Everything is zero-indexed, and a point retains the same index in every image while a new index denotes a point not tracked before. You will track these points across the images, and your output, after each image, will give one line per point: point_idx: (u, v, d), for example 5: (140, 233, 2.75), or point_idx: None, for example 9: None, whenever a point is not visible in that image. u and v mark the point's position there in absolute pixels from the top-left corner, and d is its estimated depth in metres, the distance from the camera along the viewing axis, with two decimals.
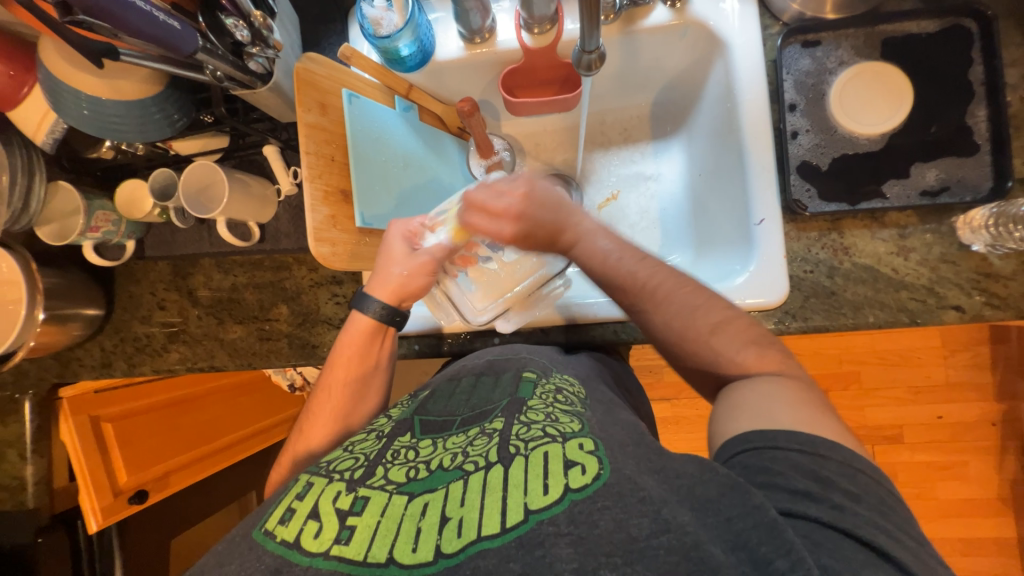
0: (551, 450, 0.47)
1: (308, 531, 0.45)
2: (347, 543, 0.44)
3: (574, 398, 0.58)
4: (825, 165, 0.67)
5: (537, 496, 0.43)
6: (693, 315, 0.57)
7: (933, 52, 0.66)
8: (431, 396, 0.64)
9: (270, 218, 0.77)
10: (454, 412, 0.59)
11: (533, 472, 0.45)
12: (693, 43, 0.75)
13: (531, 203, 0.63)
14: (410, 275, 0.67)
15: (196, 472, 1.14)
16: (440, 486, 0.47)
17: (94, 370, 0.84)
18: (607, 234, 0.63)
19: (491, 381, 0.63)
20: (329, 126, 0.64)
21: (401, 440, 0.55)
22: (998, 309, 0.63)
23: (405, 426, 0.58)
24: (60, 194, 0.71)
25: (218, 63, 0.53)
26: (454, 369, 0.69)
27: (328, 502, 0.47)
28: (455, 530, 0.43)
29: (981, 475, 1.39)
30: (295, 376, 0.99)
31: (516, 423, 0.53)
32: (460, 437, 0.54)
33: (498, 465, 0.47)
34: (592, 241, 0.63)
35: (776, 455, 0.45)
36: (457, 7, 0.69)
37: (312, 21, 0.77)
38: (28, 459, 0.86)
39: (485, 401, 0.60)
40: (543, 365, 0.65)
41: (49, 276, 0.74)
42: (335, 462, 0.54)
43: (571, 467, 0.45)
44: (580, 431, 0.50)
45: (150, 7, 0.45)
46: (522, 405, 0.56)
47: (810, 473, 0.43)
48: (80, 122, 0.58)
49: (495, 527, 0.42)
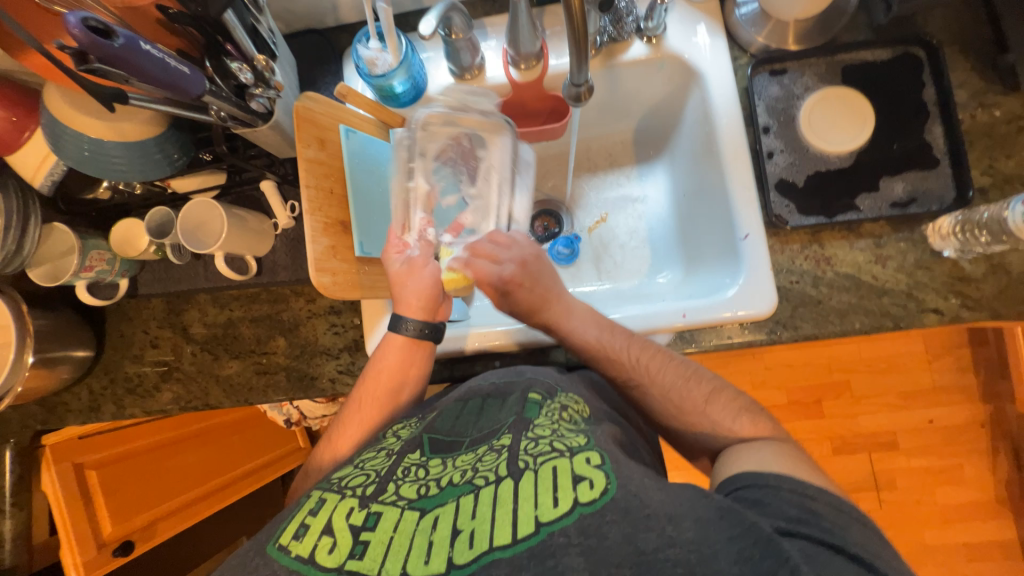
0: (559, 465, 0.48)
1: (321, 547, 0.45)
2: (361, 557, 0.44)
3: (578, 416, 0.58)
4: (801, 181, 0.72)
5: (547, 509, 0.44)
6: (685, 387, 0.62)
7: (890, 76, 0.71)
8: (440, 415, 0.62)
9: (268, 251, 0.78)
10: (463, 433, 0.59)
11: (543, 486, 0.46)
12: (670, 75, 0.80)
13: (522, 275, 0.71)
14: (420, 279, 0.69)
15: (185, 518, 1.09)
16: (451, 500, 0.48)
17: (81, 415, 0.81)
18: (593, 321, 0.68)
19: (498, 403, 0.62)
20: (328, 159, 0.66)
21: (411, 458, 0.55)
22: (974, 310, 0.67)
23: (414, 443, 0.57)
24: (55, 235, 0.71)
25: (223, 104, 0.55)
26: (461, 390, 0.67)
27: (341, 518, 0.48)
28: (467, 542, 0.43)
29: (977, 477, 1.41)
30: (290, 411, 0.97)
31: (524, 438, 0.53)
32: (469, 456, 0.54)
33: (509, 479, 0.48)
34: (579, 330, 0.67)
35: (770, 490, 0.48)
36: (447, 47, 0.72)
37: (308, 63, 0.80)
38: (6, 514, 0.81)
39: (492, 422, 0.59)
40: (548, 385, 0.64)
41: (41, 319, 0.73)
42: (346, 478, 0.53)
43: (579, 481, 0.46)
44: (586, 445, 0.51)
45: (163, 54, 0.46)
46: (530, 421, 0.56)
47: (799, 505, 0.46)
48: (81, 163, 0.59)
49: (506, 538, 0.43)
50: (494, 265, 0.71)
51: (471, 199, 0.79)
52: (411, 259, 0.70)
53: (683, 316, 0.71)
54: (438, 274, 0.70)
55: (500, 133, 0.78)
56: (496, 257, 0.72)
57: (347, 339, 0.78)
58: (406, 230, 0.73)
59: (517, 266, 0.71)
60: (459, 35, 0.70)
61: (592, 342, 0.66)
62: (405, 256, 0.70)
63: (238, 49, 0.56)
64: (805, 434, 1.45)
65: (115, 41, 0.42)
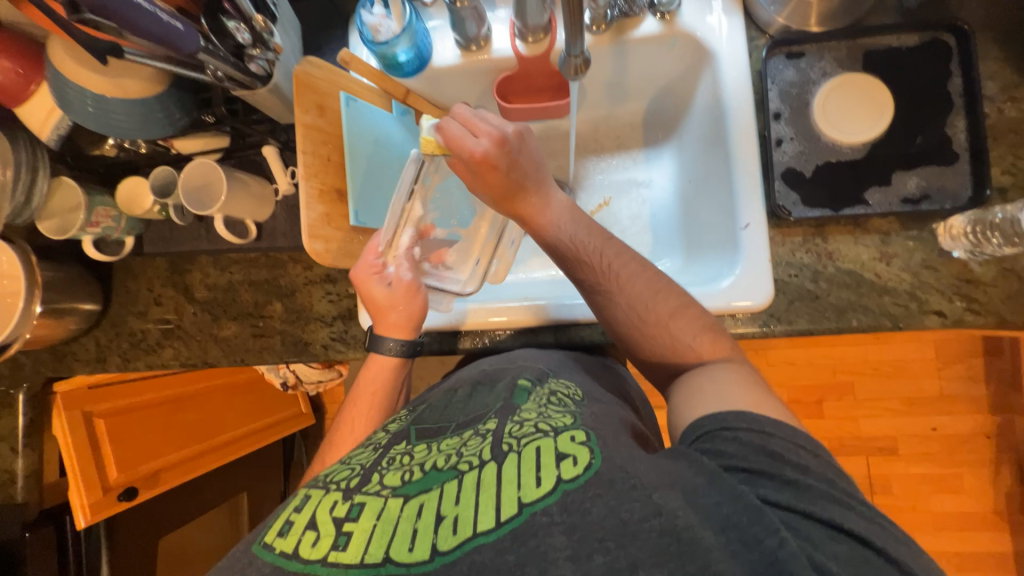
0: (543, 445, 0.48)
1: (305, 542, 0.46)
2: (344, 548, 0.45)
3: (569, 400, 0.58)
4: (809, 171, 0.69)
5: (530, 488, 0.44)
6: (653, 299, 0.60)
7: (914, 64, 0.68)
8: (428, 407, 0.66)
9: (268, 217, 0.79)
10: (449, 419, 0.61)
11: (526, 467, 0.46)
12: (682, 53, 0.77)
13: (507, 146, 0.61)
14: (394, 298, 0.67)
15: (186, 472, 1.13)
16: (434, 487, 0.48)
17: (88, 365, 0.84)
18: (570, 216, 0.64)
19: (487, 389, 0.64)
20: (326, 126, 0.67)
21: (397, 449, 0.56)
22: (978, 315, 0.64)
23: (401, 435, 0.59)
24: (62, 190, 0.73)
25: (219, 63, 0.55)
26: (452, 381, 0.70)
27: (325, 511, 0.48)
28: (451, 528, 0.43)
29: (976, 488, 1.38)
30: (287, 375, 1.00)
31: (509, 422, 0.54)
32: (454, 440, 0.55)
33: (492, 462, 0.48)
34: (556, 224, 0.64)
35: (729, 435, 0.48)
36: (452, 15, 0.71)
37: (313, 27, 0.79)
38: (20, 453, 0.86)
39: (479, 407, 0.61)
40: (539, 371, 0.65)
41: (49, 270, 0.76)
42: (333, 474, 0.54)
43: (562, 459, 0.46)
44: (572, 425, 0.51)
45: (155, 8, 0.46)
46: (516, 406, 0.57)
47: (761, 449, 0.46)
48: (85, 119, 0.60)
49: (490, 522, 0.43)
50: (471, 138, 0.61)
51: (461, 240, 0.82)
52: (398, 283, 0.68)
53: None
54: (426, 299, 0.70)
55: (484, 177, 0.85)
56: (473, 128, 0.61)
57: (341, 308, 0.79)
58: (391, 248, 0.71)
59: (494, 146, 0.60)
60: (463, 2, 0.68)
61: (566, 240, 0.63)
62: (384, 278, 0.68)
63: (236, 8, 0.55)
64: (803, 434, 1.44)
65: None
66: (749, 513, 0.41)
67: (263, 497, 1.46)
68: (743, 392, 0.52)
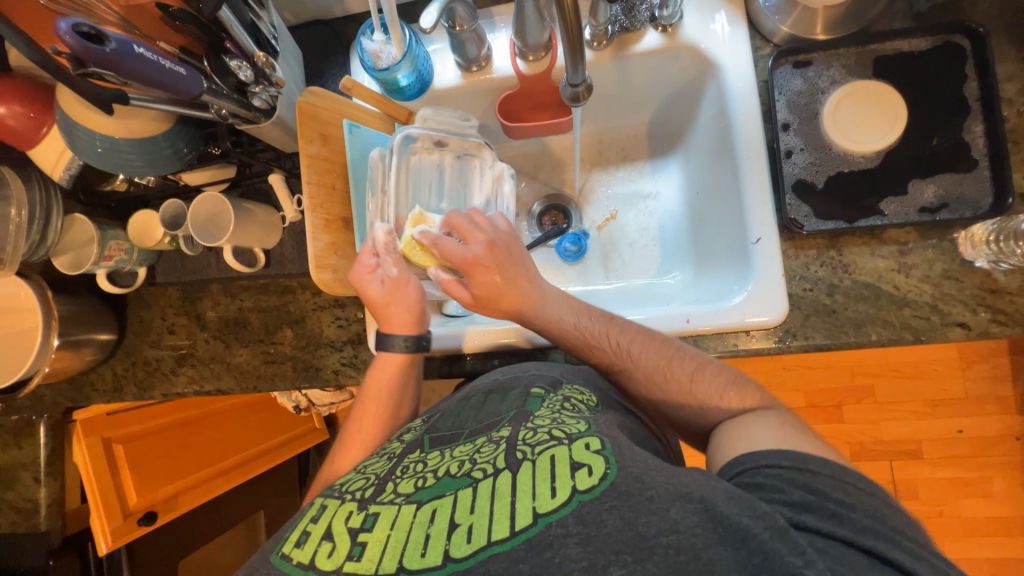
0: (557, 453, 0.46)
1: (321, 552, 0.45)
2: (358, 558, 0.43)
3: (582, 406, 0.56)
4: (821, 183, 0.67)
5: (545, 499, 0.43)
6: (668, 368, 0.60)
7: (927, 69, 0.66)
8: (442, 415, 0.62)
9: (276, 243, 0.79)
10: (462, 426, 0.58)
11: (541, 475, 0.44)
12: (687, 66, 0.76)
13: (494, 253, 0.65)
14: (389, 292, 0.66)
15: (203, 494, 1.15)
16: (448, 493, 0.46)
17: (106, 394, 0.86)
18: (569, 307, 0.66)
19: (500, 397, 0.62)
20: (330, 155, 0.66)
21: (412, 457, 0.54)
22: (1005, 326, 0.62)
23: (415, 444, 0.57)
24: (75, 226, 0.74)
25: (224, 101, 0.56)
26: (466, 388, 0.67)
27: (340, 522, 0.47)
28: (464, 536, 0.42)
29: (1008, 491, 1.34)
30: (299, 398, 1.01)
31: (523, 429, 0.52)
32: (467, 446, 0.53)
33: (507, 471, 0.46)
34: (556, 315, 0.66)
35: (767, 472, 0.46)
36: (452, 39, 0.71)
37: (315, 55, 0.80)
38: (42, 482, 0.87)
39: (493, 414, 0.58)
40: (552, 378, 0.63)
41: (65, 303, 0.77)
42: (347, 483, 0.53)
43: (577, 469, 0.44)
44: (586, 431, 0.49)
45: (157, 56, 0.48)
46: (530, 413, 0.55)
47: (802, 485, 0.44)
48: (97, 160, 0.61)
49: (504, 531, 0.41)
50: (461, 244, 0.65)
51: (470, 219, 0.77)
52: (391, 280, 0.66)
53: (687, 322, 0.68)
54: (419, 290, 0.69)
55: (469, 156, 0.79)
56: (466, 234, 0.66)
57: (350, 333, 0.79)
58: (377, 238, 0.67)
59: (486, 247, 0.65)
60: (462, 26, 0.68)
61: (568, 328, 0.65)
62: (378, 276, 0.66)
63: (238, 46, 0.56)
64: (822, 439, 1.40)
65: (107, 46, 0.44)
66: (775, 535, 0.39)
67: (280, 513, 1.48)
68: (772, 430, 0.50)
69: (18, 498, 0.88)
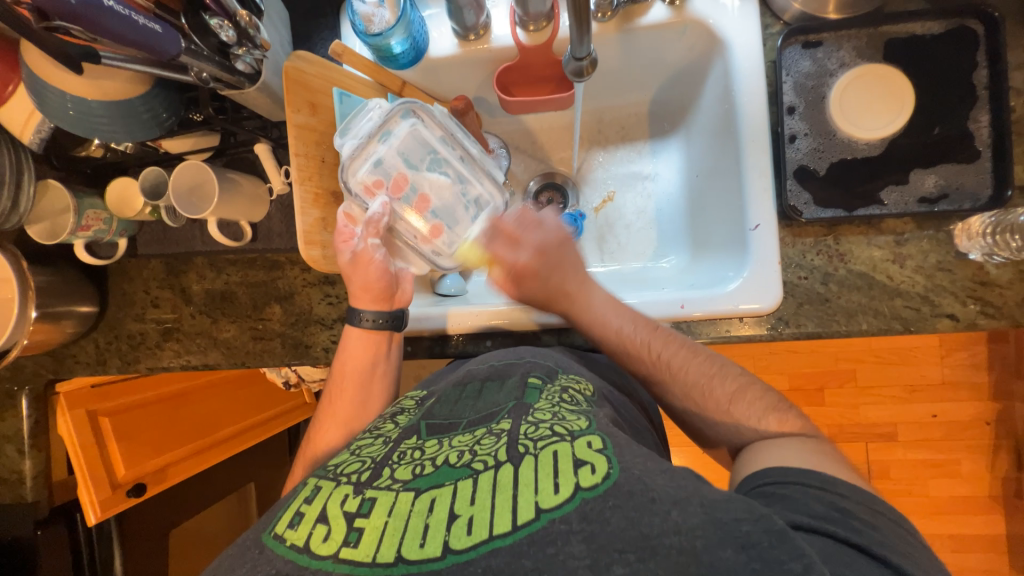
0: (560, 450, 0.46)
1: (316, 535, 0.44)
2: (355, 545, 0.43)
3: (580, 399, 0.56)
4: (823, 169, 0.66)
5: (548, 495, 0.42)
6: (709, 385, 0.58)
7: (937, 53, 0.64)
8: (438, 401, 0.62)
9: (263, 217, 0.77)
10: (460, 415, 0.57)
11: (544, 471, 0.44)
12: (693, 42, 0.73)
13: (544, 258, 0.67)
14: (361, 272, 0.65)
15: (193, 466, 1.14)
16: (448, 483, 0.46)
17: (89, 367, 0.84)
18: (615, 310, 0.65)
19: (497, 385, 0.61)
20: (319, 126, 0.64)
21: (407, 443, 0.54)
22: (992, 318, 0.63)
23: (411, 429, 0.56)
24: (49, 193, 0.71)
25: (204, 64, 0.53)
26: (460, 374, 0.66)
27: (335, 505, 0.46)
28: (465, 527, 0.42)
29: (974, 472, 1.40)
30: (289, 374, 1.00)
31: (524, 423, 0.51)
32: (466, 436, 0.53)
33: (508, 464, 0.46)
34: (601, 321, 0.64)
35: (791, 487, 0.46)
36: (450, 3, 0.67)
37: (303, 16, 0.75)
38: (26, 454, 0.86)
39: (491, 404, 0.58)
40: (547, 367, 0.63)
41: (42, 274, 0.74)
42: (342, 464, 0.52)
43: (580, 466, 0.44)
44: (588, 429, 0.49)
45: (129, 11, 0.45)
46: (529, 405, 0.55)
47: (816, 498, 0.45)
48: (67, 122, 0.57)
49: (505, 526, 0.41)
50: (512, 249, 0.69)
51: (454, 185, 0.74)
52: (358, 252, 0.64)
53: (682, 307, 0.68)
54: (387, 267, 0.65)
55: (407, 118, 0.70)
56: (518, 238, 0.69)
57: (341, 310, 0.78)
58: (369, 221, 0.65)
59: (536, 254, 0.67)
60: None
61: (614, 331, 0.63)
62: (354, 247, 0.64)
63: (218, 4, 0.52)
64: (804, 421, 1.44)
65: None
66: (767, 537, 0.39)
67: (270, 485, 1.49)
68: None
69: (3, 470, 0.87)
